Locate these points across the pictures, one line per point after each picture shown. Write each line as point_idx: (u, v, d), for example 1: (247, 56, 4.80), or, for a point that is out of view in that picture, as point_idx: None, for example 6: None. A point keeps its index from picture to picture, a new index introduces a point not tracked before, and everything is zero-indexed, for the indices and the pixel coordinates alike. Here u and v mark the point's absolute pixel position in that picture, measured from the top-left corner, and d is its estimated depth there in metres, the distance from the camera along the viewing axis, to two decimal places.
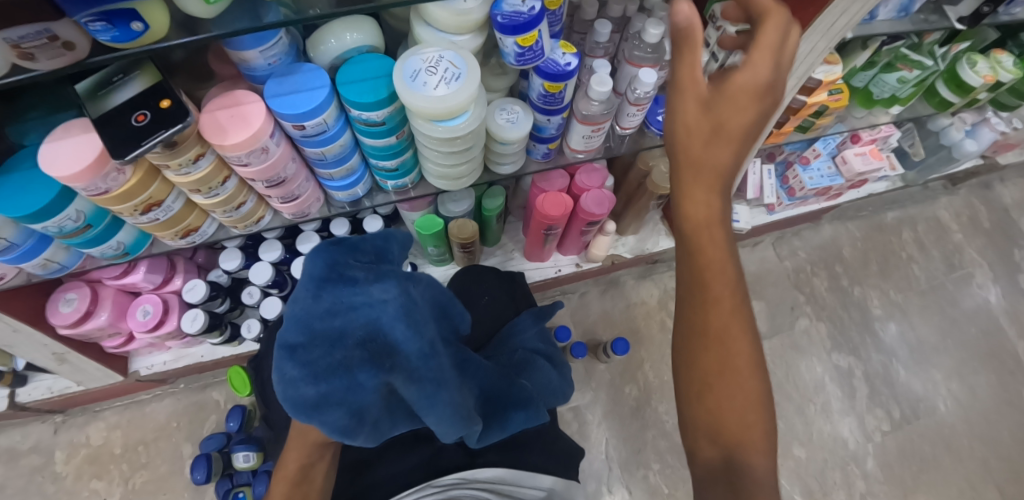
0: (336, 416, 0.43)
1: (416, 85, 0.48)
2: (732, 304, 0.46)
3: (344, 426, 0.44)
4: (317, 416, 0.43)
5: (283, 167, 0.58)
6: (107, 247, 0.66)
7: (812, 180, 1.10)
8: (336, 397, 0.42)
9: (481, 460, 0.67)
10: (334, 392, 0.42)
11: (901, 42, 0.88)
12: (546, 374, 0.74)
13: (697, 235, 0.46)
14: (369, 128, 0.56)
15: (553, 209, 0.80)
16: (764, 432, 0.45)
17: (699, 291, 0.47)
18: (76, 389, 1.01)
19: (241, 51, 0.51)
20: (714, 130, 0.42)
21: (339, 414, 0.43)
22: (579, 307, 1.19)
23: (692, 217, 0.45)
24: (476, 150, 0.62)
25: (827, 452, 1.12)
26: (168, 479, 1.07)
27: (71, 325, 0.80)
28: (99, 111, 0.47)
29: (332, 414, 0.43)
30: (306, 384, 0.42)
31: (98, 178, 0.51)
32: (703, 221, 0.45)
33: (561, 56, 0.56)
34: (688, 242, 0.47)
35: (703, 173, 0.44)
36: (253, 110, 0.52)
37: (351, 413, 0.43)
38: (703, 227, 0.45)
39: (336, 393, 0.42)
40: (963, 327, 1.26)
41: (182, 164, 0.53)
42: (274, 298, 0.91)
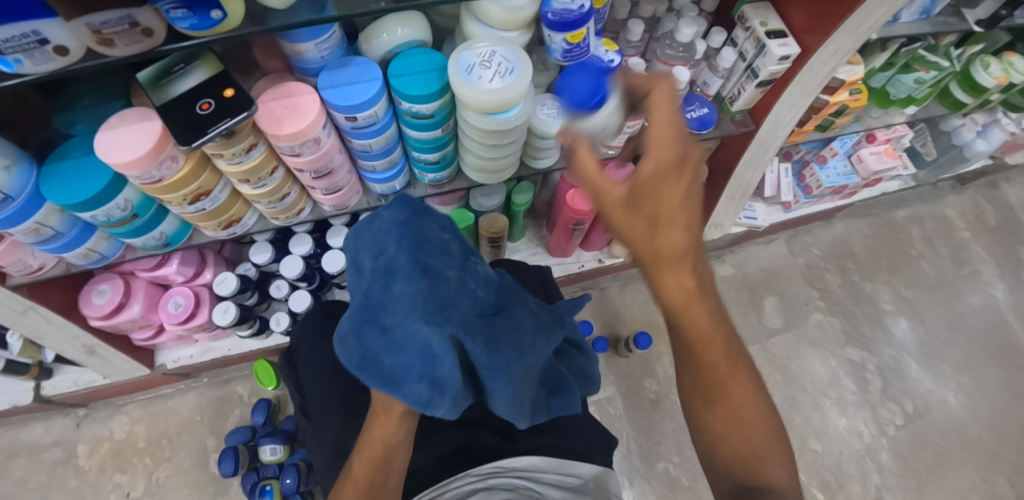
0: (414, 387, 0.46)
1: (471, 78, 0.50)
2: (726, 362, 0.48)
3: (421, 398, 0.47)
4: (397, 387, 0.47)
5: (331, 158, 0.59)
6: (149, 237, 0.67)
7: (829, 178, 1.12)
8: (409, 363, 0.46)
9: (518, 445, 0.72)
10: (416, 360, 0.46)
11: (918, 43, 0.90)
12: (579, 362, 0.78)
13: (681, 318, 0.45)
14: (417, 121, 0.58)
15: (583, 204, 0.82)
16: (779, 443, 0.48)
17: (703, 360, 0.47)
18: (101, 382, 1.01)
19: (297, 44, 0.52)
20: (651, 224, 0.42)
21: (420, 384, 0.46)
22: (598, 302, 1.21)
23: (681, 315, 0.45)
24: (517, 143, 0.64)
25: (842, 445, 1.13)
26: (192, 473, 1.08)
27: (104, 316, 0.81)
28: (163, 99, 0.49)
29: (413, 383, 0.46)
30: (390, 351, 0.47)
31: (154, 166, 0.52)
32: (683, 303, 0.45)
33: (604, 53, 0.58)
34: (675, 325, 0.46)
35: (666, 264, 0.43)
36: (307, 102, 0.53)
37: (430, 382, 0.46)
38: (684, 311, 0.45)
39: (409, 357, 0.46)
40: (972, 322, 1.28)
41: (236, 154, 0.54)
42: (303, 291, 0.93)
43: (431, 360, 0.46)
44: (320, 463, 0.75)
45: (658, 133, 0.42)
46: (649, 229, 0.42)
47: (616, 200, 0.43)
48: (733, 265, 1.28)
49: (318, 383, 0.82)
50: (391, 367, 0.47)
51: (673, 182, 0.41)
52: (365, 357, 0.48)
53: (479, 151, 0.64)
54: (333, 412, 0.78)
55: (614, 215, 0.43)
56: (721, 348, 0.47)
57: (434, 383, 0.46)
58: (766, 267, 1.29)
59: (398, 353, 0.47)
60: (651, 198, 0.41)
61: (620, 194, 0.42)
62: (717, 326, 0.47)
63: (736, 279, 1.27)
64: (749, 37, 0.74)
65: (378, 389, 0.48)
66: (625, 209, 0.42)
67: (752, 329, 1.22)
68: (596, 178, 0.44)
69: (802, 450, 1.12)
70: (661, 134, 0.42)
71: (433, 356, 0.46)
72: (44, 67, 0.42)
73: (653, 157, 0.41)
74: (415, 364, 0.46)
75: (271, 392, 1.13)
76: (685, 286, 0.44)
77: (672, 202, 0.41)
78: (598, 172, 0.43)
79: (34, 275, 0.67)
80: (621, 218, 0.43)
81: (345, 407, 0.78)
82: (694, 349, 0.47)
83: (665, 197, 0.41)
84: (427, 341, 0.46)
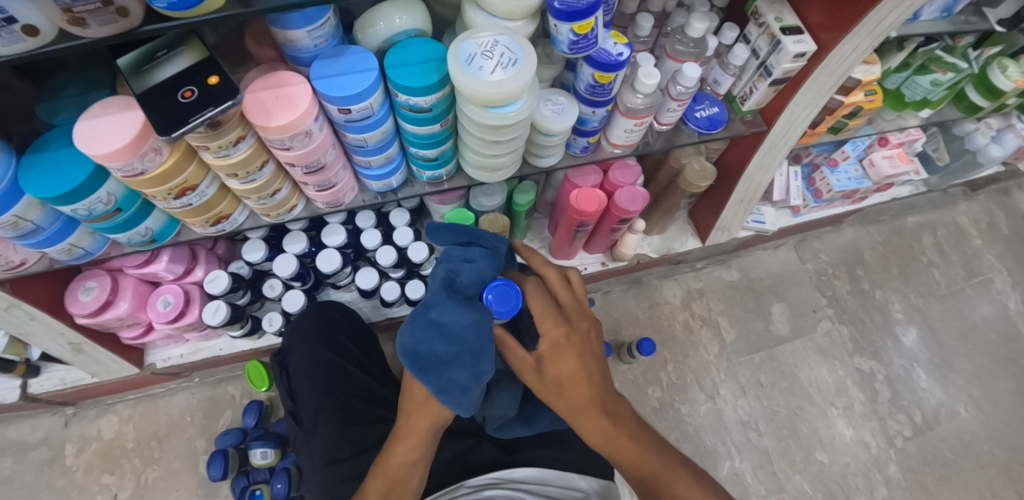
0: (455, 376, 0.52)
1: (472, 69, 0.47)
2: (656, 463, 0.52)
3: (460, 384, 0.52)
4: (436, 372, 0.52)
5: (324, 152, 0.56)
6: (135, 233, 0.64)
7: (839, 182, 1.09)
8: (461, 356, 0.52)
9: (518, 457, 0.69)
10: (463, 353, 0.52)
11: (936, 44, 0.86)
12: None
13: (590, 424, 0.53)
14: (415, 114, 0.55)
15: (587, 205, 0.78)
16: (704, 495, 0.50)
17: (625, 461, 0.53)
18: (89, 381, 0.98)
19: (288, 31, 0.49)
20: (558, 385, 0.53)
21: (463, 372, 0.52)
22: (604, 305, 1.18)
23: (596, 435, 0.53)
24: (519, 140, 0.61)
25: (850, 457, 1.10)
26: (180, 475, 1.05)
27: (90, 314, 0.78)
28: (144, 86, 0.46)
29: (457, 370, 0.52)
30: (442, 340, 0.52)
31: (136, 157, 0.49)
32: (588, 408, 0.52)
33: (613, 46, 0.55)
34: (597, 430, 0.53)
35: (571, 385, 0.53)
36: (298, 92, 0.50)
37: (472, 373, 0.52)
38: (592, 417, 0.53)
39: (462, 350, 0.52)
40: (983, 332, 1.24)
41: (223, 147, 0.51)
42: (297, 291, 0.89)
43: (477, 358, 0.52)
44: (310, 467, 0.72)
45: (543, 314, 0.55)
46: (561, 386, 0.53)
47: (530, 367, 0.54)
48: (739, 270, 1.25)
49: (313, 388, 0.79)
50: (437, 358, 0.52)
51: (568, 350, 0.53)
52: (415, 344, 0.53)
53: (479, 148, 0.61)
54: (328, 418, 0.75)
55: (530, 379, 0.55)
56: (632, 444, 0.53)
57: (474, 375, 0.53)
58: (773, 273, 1.26)
59: (450, 343, 0.52)
60: (551, 354, 0.53)
61: (529, 363, 0.55)
62: (640, 444, 0.53)
63: (742, 284, 1.24)
64: (763, 33, 0.71)
65: (412, 367, 0.53)
66: (534, 374, 0.54)
67: (758, 337, 1.19)
68: (512, 356, 0.56)
69: (808, 461, 1.08)
70: (546, 317, 0.55)
71: (479, 354, 0.52)
72: (12, 48, 0.39)
73: (546, 330, 0.54)
74: (464, 353, 0.52)
75: (264, 394, 1.10)
76: (595, 417, 0.53)
77: (567, 368, 0.53)
78: (512, 347, 0.56)
79: (15, 270, 0.64)
80: (534, 381, 0.54)
81: (342, 413, 0.76)
82: (630, 468, 0.53)
83: (564, 365, 0.53)
84: (478, 340, 0.52)
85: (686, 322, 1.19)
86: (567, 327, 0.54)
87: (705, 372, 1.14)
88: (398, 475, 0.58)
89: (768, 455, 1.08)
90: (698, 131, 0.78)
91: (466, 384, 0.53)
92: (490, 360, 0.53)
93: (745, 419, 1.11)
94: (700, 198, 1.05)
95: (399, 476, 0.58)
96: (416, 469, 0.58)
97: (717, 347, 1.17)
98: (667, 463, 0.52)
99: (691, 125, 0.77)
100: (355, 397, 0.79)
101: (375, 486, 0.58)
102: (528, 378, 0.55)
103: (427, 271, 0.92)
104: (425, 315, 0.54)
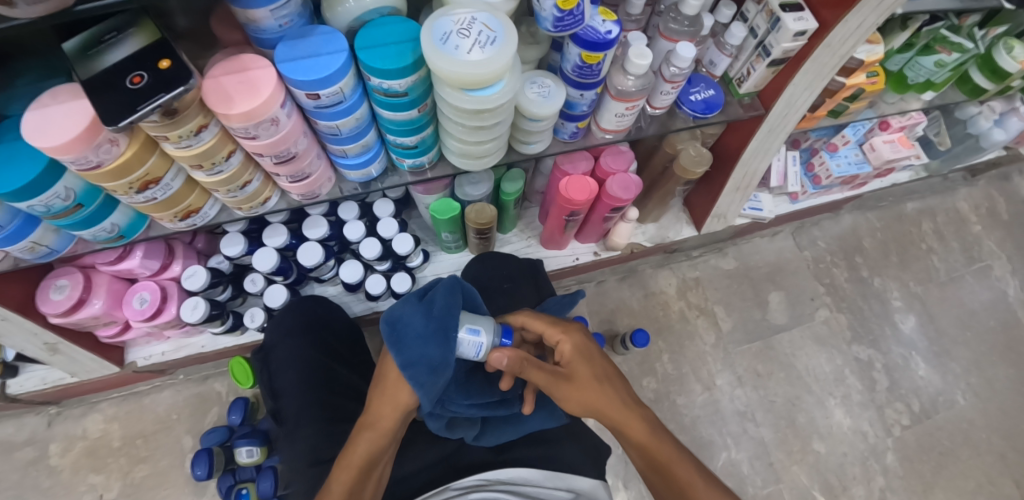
0: (428, 351, 0.54)
1: (448, 49, 0.43)
2: (673, 447, 0.56)
3: (429, 361, 0.54)
4: (405, 345, 0.56)
5: (293, 141, 0.53)
6: (100, 229, 0.61)
7: (839, 167, 1.05)
8: (432, 335, 0.54)
9: (508, 456, 0.66)
10: (432, 330, 0.55)
11: (941, 22, 0.82)
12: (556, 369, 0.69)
13: (617, 407, 0.57)
14: (390, 99, 0.51)
15: (577, 194, 0.75)
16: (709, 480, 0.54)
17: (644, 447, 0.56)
18: (70, 381, 0.95)
19: (249, 10, 0.45)
20: (589, 377, 0.58)
21: (430, 351, 0.54)
22: (596, 296, 1.16)
23: (618, 422, 0.57)
24: (504, 125, 0.57)
25: (847, 446, 1.08)
26: (168, 474, 1.03)
27: (63, 313, 0.75)
28: (91, 72, 0.42)
29: (429, 347, 0.54)
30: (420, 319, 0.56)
31: (89, 149, 0.46)
32: (613, 394, 0.57)
33: (601, 24, 0.51)
34: (617, 418, 0.57)
35: (599, 378, 0.58)
36: (262, 77, 0.47)
37: (442, 353, 0.54)
38: (616, 404, 0.57)
39: (431, 329, 0.55)
40: (982, 319, 1.22)
41: (183, 136, 0.48)
42: (279, 286, 0.86)
43: (447, 339, 0.54)
44: (288, 472, 0.70)
45: (554, 325, 0.60)
46: (591, 381, 0.57)
47: (563, 378, 0.57)
48: (736, 259, 1.22)
49: (292, 383, 0.75)
50: (410, 330, 0.56)
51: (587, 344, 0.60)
52: (401, 316, 0.58)
53: (460, 135, 0.57)
54: (306, 416, 0.72)
55: (559, 389, 0.57)
56: (649, 430, 0.56)
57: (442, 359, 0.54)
58: (770, 261, 1.23)
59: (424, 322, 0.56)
60: (576, 357, 0.59)
61: (556, 374, 0.57)
62: (663, 429, 0.57)
63: (739, 272, 1.21)
64: (762, 10, 0.68)
65: (383, 334, 0.57)
66: (564, 381, 0.57)
67: (755, 326, 1.17)
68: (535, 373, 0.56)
69: (805, 452, 1.07)
70: (554, 327, 0.60)
71: (450, 334, 0.54)
72: None
73: (565, 335, 0.59)
74: (434, 332, 0.54)
75: (250, 391, 1.08)
76: (625, 413, 0.57)
77: (592, 368, 0.58)
78: (539, 366, 0.56)
79: None
80: (565, 390, 0.57)
81: (323, 413, 0.72)
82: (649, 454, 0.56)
83: (589, 360, 0.59)
84: (447, 320, 0.54)
85: (682, 312, 1.16)
86: (576, 329, 0.61)
87: (701, 363, 1.12)
88: (365, 464, 0.55)
89: (765, 445, 1.06)
90: (693, 115, 0.75)
91: (434, 362, 0.54)
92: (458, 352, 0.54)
93: (742, 409, 1.09)
94: (696, 185, 1.02)
95: (371, 460, 0.56)
96: (383, 458, 0.57)
97: (713, 337, 1.14)
98: (680, 447, 0.56)
99: (686, 109, 0.74)
100: (336, 394, 0.76)
101: (340, 475, 0.55)
102: (557, 389, 0.57)
103: (413, 262, 0.90)
104: (415, 301, 0.61)
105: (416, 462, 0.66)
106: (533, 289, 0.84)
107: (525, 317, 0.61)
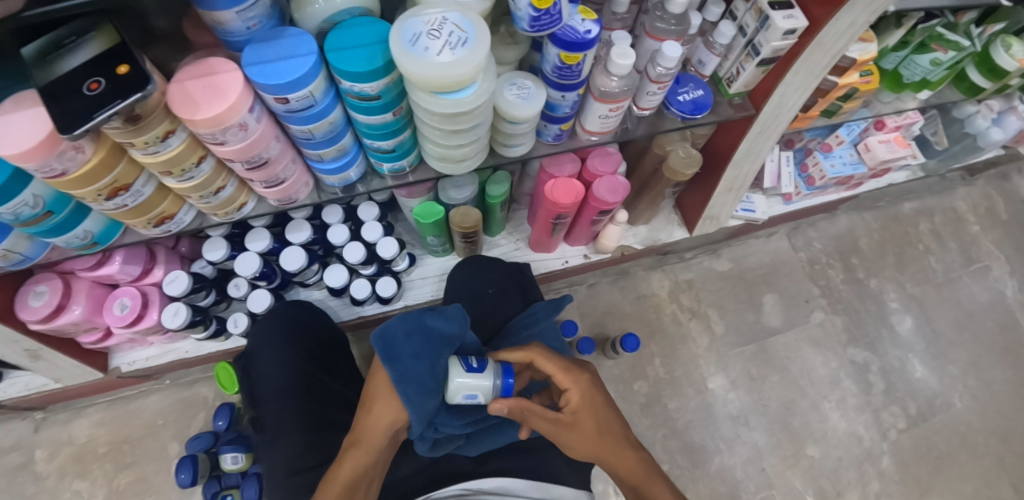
0: (418, 366, 0.53)
1: (417, 50, 0.42)
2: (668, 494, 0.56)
3: (420, 378, 0.53)
4: (399, 361, 0.54)
5: (265, 146, 0.52)
6: (73, 236, 0.60)
7: (834, 168, 1.04)
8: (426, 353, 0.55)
9: (489, 467, 0.65)
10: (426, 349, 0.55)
11: (937, 20, 0.81)
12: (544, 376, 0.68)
13: (615, 453, 0.56)
14: (362, 102, 0.50)
15: (563, 197, 0.74)
16: None
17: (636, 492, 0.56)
18: (54, 386, 0.94)
19: (214, 12, 0.44)
20: (594, 427, 0.56)
21: (422, 368, 0.54)
22: (587, 299, 1.14)
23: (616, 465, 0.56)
24: (482, 128, 0.55)
25: (842, 450, 1.06)
26: (154, 480, 1.02)
27: (42, 320, 0.74)
28: (48, 79, 0.41)
29: (421, 363, 0.54)
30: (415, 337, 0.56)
31: (53, 157, 0.44)
32: (616, 441, 0.56)
33: (580, 23, 0.49)
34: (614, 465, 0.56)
35: (603, 425, 0.57)
36: (228, 80, 0.45)
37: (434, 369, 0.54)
38: (617, 449, 0.56)
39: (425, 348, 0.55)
40: (980, 320, 1.21)
41: (149, 143, 0.47)
42: (263, 291, 0.84)
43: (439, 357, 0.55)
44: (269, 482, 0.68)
45: (564, 370, 0.58)
46: (596, 430, 0.56)
47: (565, 426, 0.56)
48: (730, 260, 1.21)
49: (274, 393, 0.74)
50: (405, 348, 0.55)
51: (595, 391, 0.58)
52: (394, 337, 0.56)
53: (437, 140, 0.56)
54: (290, 424, 0.71)
55: (560, 434, 0.56)
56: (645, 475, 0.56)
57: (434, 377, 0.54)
58: (765, 263, 1.21)
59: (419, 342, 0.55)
60: (583, 406, 0.56)
61: (560, 421, 0.55)
62: (657, 470, 0.57)
63: (732, 274, 1.20)
64: (750, 8, 0.66)
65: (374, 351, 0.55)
66: (567, 429, 0.55)
67: (749, 328, 1.15)
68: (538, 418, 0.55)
69: (799, 456, 1.05)
70: (565, 372, 0.58)
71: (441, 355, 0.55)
72: None
73: (574, 384, 0.57)
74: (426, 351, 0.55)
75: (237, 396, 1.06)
76: (625, 458, 0.56)
77: (597, 418, 0.56)
78: (540, 414, 0.55)
79: None
80: (568, 436, 0.55)
81: (305, 421, 0.71)
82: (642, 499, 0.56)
83: (596, 407, 0.57)
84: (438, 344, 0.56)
85: (675, 314, 1.15)
86: (585, 373, 0.58)
87: (694, 366, 1.10)
88: (351, 481, 0.53)
89: (759, 450, 1.05)
90: (681, 115, 0.73)
91: (425, 379, 0.53)
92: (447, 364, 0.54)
93: (736, 413, 1.07)
94: (687, 187, 1.00)
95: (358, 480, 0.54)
96: (371, 477, 0.55)
97: (706, 339, 1.13)
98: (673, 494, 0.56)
99: (674, 109, 0.72)
100: (319, 402, 0.75)
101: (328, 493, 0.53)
102: (560, 435, 0.55)
103: (399, 266, 0.90)
104: (420, 318, 0.58)
105: (397, 473, 0.65)
106: (519, 294, 0.83)
107: (538, 358, 0.58)
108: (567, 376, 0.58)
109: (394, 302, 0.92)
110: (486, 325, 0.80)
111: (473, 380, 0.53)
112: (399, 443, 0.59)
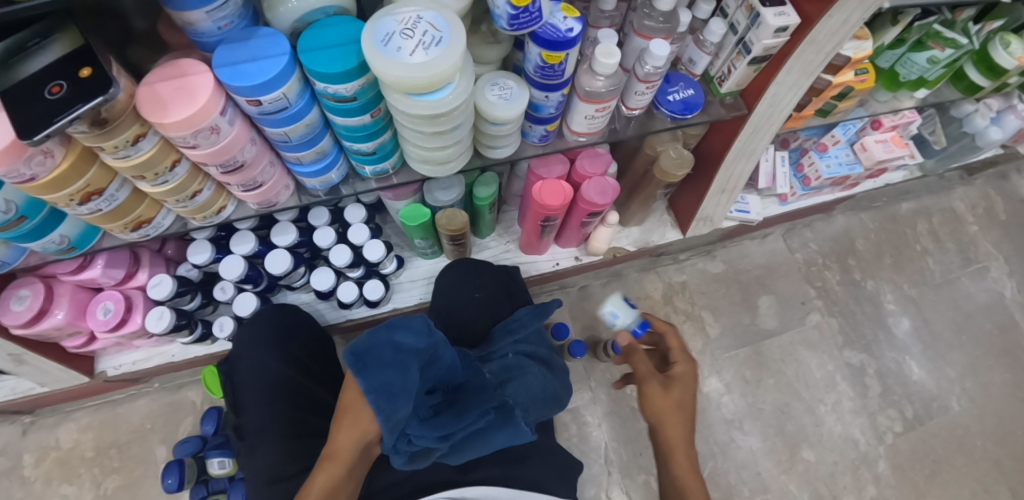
0: (390, 377, 0.52)
1: (389, 51, 0.41)
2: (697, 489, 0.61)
3: (392, 388, 0.51)
4: (369, 370, 0.52)
5: (239, 149, 0.50)
6: (48, 241, 0.59)
7: (829, 168, 1.02)
8: (398, 362, 0.54)
9: (473, 476, 0.63)
10: (400, 359, 0.54)
11: (934, 17, 0.79)
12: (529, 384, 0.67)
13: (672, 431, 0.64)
14: (339, 104, 0.49)
15: (551, 199, 0.73)
16: None
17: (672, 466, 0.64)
18: (40, 391, 0.93)
19: (184, 12, 0.43)
20: (675, 401, 0.65)
21: (393, 376, 0.52)
22: (579, 300, 1.13)
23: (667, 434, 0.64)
24: (463, 130, 0.54)
25: (837, 454, 1.05)
26: (142, 484, 1.01)
27: (24, 325, 0.73)
28: (7, 82, 0.40)
29: (394, 373, 0.52)
30: (386, 348, 0.55)
31: (20, 162, 0.43)
32: (677, 420, 0.64)
33: (562, 21, 0.48)
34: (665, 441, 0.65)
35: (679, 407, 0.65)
36: (199, 82, 0.44)
37: (405, 379, 0.53)
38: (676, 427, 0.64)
39: (397, 358, 0.54)
40: (979, 322, 1.19)
41: (120, 147, 0.45)
42: (248, 294, 0.83)
43: (411, 366, 0.54)
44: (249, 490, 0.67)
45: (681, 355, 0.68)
46: (677, 405, 0.65)
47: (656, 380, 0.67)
48: (725, 262, 1.20)
49: (251, 401, 0.73)
50: (378, 358, 0.53)
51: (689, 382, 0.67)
52: (366, 346, 0.54)
53: (418, 142, 0.55)
54: (271, 432, 0.70)
55: (650, 386, 0.66)
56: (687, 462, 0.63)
57: (405, 386, 0.52)
58: (760, 264, 1.20)
59: (389, 352, 0.54)
60: (676, 380, 0.66)
61: (656, 381, 0.66)
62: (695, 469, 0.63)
63: (727, 276, 1.18)
64: (741, 5, 0.65)
65: (345, 360, 0.52)
66: (661, 390, 0.65)
67: (744, 330, 1.14)
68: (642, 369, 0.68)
69: (794, 460, 1.04)
70: (682, 354, 0.69)
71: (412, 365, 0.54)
72: None
73: (685, 362, 0.68)
74: (398, 361, 0.54)
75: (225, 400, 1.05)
76: (682, 437, 0.64)
77: (680, 395, 0.65)
78: (646, 361, 0.68)
79: None
80: (656, 393, 0.65)
81: (283, 428, 0.70)
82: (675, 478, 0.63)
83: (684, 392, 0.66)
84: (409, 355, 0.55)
85: (668, 317, 1.13)
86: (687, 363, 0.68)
87: None
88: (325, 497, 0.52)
89: (753, 454, 1.04)
90: (670, 116, 0.72)
91: (397, 388, 0.51)
92: (416, 377, 0.53)
93: (730, 417, 1.06)
94: (680, 187, 0.99)
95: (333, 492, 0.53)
96: (345, 490, 0.54)
97: (700, 342, 1.12)
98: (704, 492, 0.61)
99: (664, 109, 0.71)
100: (300, 408, 0.74)
101: None
102: (648, 388, 0.66)
103: (387, 269, 0.89)
104: (387, 334, 0.56)
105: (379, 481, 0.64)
106: (506, 298, 0.82)
107: (668, 331, 0.72)
108: (686, 360, 0.68)
109: (382, 305, 0.91)
110: (472, 330, 0.79)
111: (625, 311, 0.77)
112: (372, 459, 0.58)
